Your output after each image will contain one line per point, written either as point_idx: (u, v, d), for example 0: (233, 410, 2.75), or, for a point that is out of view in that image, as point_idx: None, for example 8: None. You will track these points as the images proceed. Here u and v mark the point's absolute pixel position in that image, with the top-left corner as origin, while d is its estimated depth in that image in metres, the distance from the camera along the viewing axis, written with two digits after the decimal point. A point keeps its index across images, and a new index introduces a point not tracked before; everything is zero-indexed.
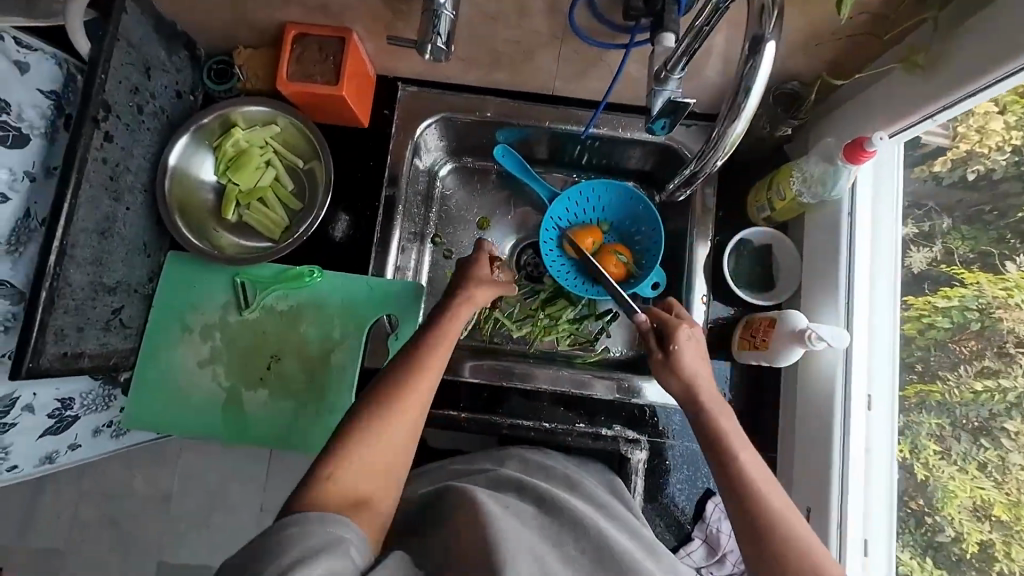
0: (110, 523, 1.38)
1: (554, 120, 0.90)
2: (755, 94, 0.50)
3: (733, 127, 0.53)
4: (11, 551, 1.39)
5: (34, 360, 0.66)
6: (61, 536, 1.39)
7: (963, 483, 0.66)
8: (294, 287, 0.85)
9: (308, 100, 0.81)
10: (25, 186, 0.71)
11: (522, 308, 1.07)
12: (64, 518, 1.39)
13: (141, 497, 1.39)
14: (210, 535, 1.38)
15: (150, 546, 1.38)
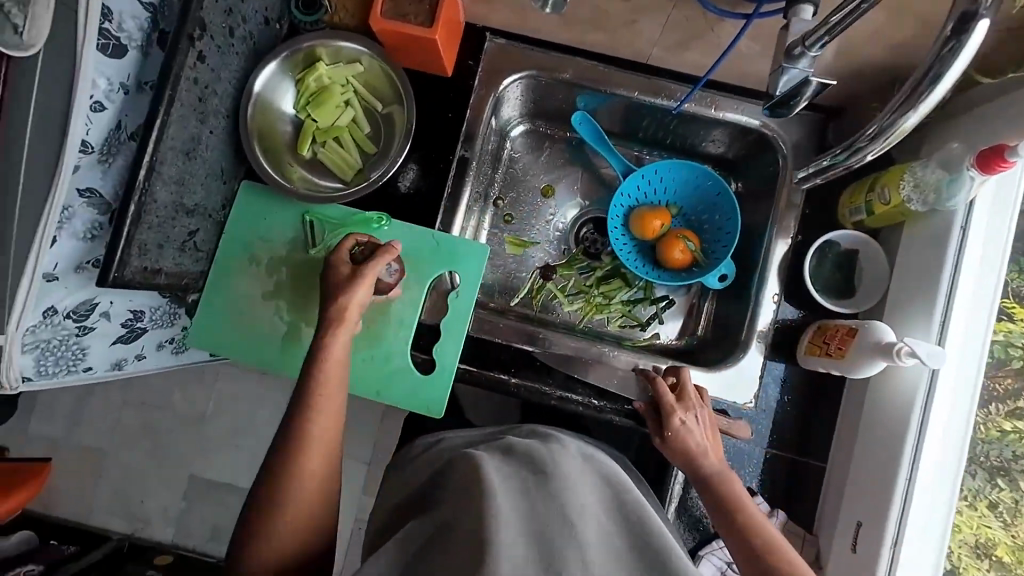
0: (150, 433, 1.47)
1: (643, 91, 0.86)
2: (943, 85, 0.49)
3: (906, 118, 0.53)
4: (58, 445, 1.49)
5: (120, 270, 0.68)
6: (104, 438, 1.49)
7: (970, 518, 0.68)
8: (361, 231, 0.85)
9: (397, 41, 0.79)
10: (120, 98, 0.71)
11: (576, 282, 1.07)
12: (108, 422, 1.48)
13: (178, 413, 1.47)
14: (238, 456, 1.46)
15: (183, 459, 1.47)
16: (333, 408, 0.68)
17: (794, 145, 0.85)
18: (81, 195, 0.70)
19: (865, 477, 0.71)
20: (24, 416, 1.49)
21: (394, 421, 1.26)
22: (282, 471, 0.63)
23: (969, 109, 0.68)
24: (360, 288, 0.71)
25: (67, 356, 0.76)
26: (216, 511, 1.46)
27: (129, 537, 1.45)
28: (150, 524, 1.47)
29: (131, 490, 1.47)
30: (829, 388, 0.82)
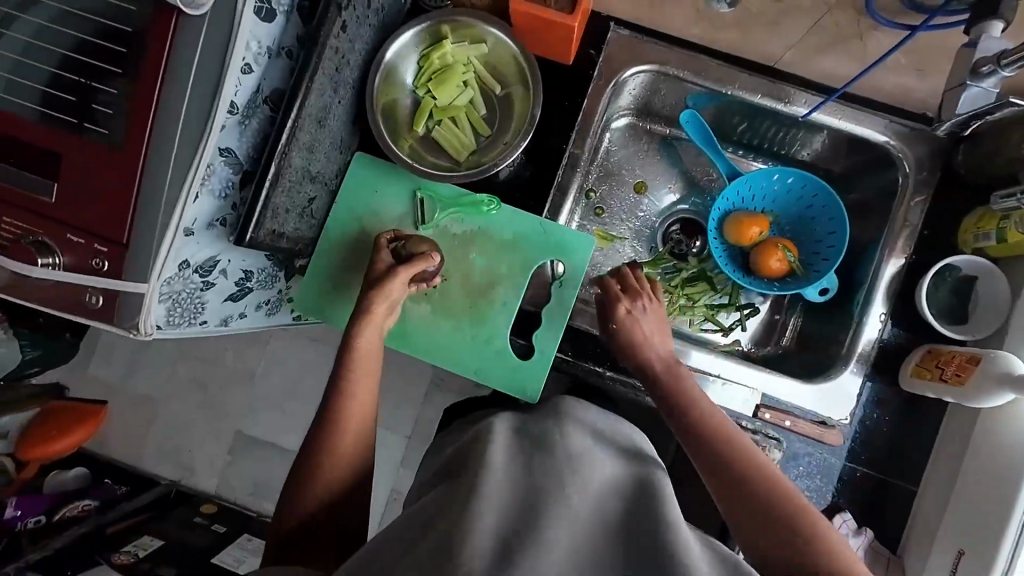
0: (200, 387, 1.53)
1: (764, 96, 0.84)
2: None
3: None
4: (115, 389, 1.55)
5: (255, 231, 0.70)
6: (160, 386, 1.54)
7: None
8: (471, 213, 0.85)
9: (531, 26, 0.78)
10: (264, 61, 0.72)
11: (662, 280, 1.05)
12: (165, 371, 1.54)
13: (232, 369, 1.52)
14: (284, 417, 1.50)
15: (233, 414, 1.51)
16: (369, 383, 0.75)
17: (917, 162, 0.82)
18: (221, 154, 0.71)
19: (970, 511, 0.70)
20: (86, 358, 1.55)
21: (444, 399, 1.28)
22: (330, 419, 0.72)
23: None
24: (392, 288, 0.76)
25: (190, 309, 0.78)
26: (260, 467, 1.49)
27: (176, 484, 1.50)
28: (196, 473, 1.52)
29: (181, 439, 1.53)
30: (924, 412, 0.82)
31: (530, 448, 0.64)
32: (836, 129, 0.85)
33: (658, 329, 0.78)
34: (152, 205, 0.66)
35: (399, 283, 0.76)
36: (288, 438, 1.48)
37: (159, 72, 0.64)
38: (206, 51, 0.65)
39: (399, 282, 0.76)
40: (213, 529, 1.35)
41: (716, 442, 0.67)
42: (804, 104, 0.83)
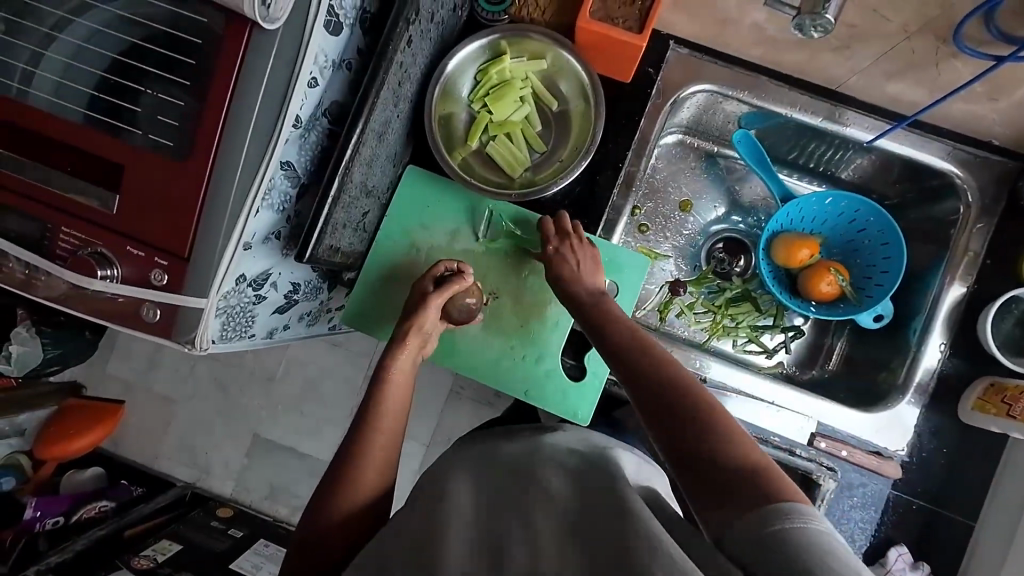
0: (218, 389, 1.51)
1: (828, 117, 0.83)
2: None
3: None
4: (133, 388, 1.53)
5: (316, 248, 0.69)
6: (179, 387, 1.53)
7: None
8: (525, 231, 0.84)
9: (595, 44, 0.77)
10: (329, 74, 0.71)
11: (703, 300, 1.04)
12: (184, 371, 1.52)
13: (251, 371, 1.50)
14: (302, 422, 1.47)
15: (251, 418, 1.50)
16: (398, 400, 0.71)
17: (979, 192, 0.81)
18: (283, 167, 0.70)
19: None
20: (104, 356, 1.54)
21: (470, 410, 1.27)
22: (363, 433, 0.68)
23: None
24: (427, 315, 0.75)
25: (241, 322, 0.76)
26: (277, 472, 1.47)
27: (191, 487, 1.48)
28: (211, 476, 1.50)
29: (198, 441, 1.51)
30: (982, 444, 0.80)
31: (505, 480, 0.60)
32: (899, 156, 0.84)
33: (592, 269, 0.75)
34: (215, 219, 0.65)
35: (433, 309, 0.76)
36: (306, 443, 1.46)
37: (228, 84, 0.63)
38: (276, 63, 0.64)
39: (433, 308, 0.76)
40: (230, 534, 1.33)
41: (635, 372, 0.60)
42: (867, 129, 0.82)
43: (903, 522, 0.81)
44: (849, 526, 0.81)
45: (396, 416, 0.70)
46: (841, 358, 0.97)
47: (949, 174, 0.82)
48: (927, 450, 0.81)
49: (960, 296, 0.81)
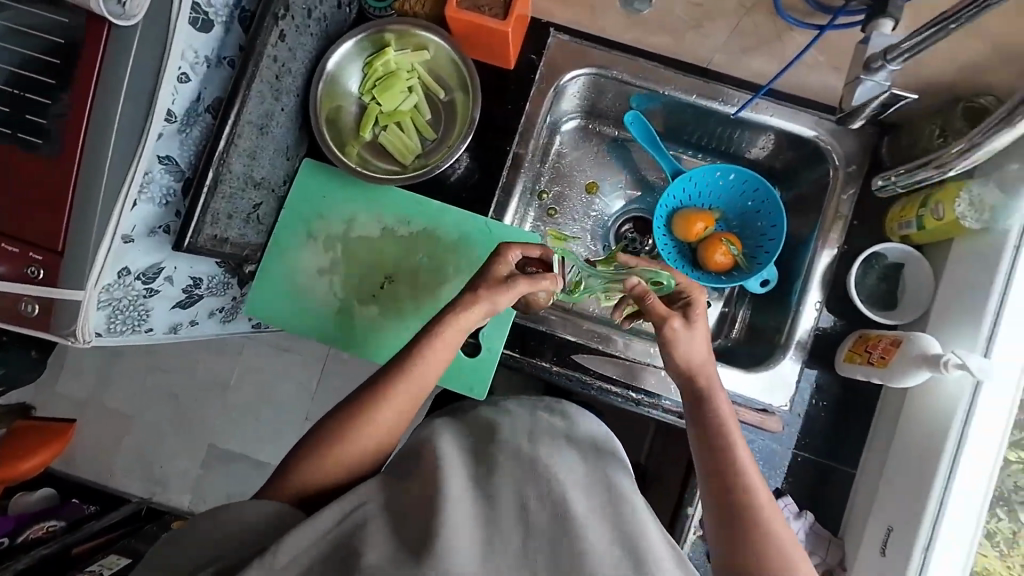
0: (171, 400, 1.51)
1: (700, 95, 0.88)
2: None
3: (1006, 131, 0.59)
4: (84, 405, 1.53)
5: (194, 237, 0.71)
6: (130, 400, 1.53)
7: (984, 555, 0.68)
8: (419, 215, 0.88)
9: (468, 32, 0.81)
10: (203, 71, 0.74)
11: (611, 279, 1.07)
12: (135, 384, 1.52)
13: (202, 380, 1.51)
14: (259, 431, 1.48)
15: (204, 426, 1.50)
16: (413, 389, 0.67)
17: (846, 157, 0.86)
18: (161, 162, 0.73)
19: (905, 488, 0.72)
20: (54, 375, 1.54)
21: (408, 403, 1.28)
22: (364, 408, 0.64)
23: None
24: (505, 292, 0.70)
25: (132, 316, 0.79)
26: (234, 479, 1.48)
27: (146, 502, 1.47)
28: (167, 488, 1.50)
29: (152, 454, 1.51)
30: (861, 395, 0.84)
31: (515, 463, 0.54)
32: (766, 125, 0.88)
33: (705, 337, 0.74)
34: (87, 213, 0.67)
35: (511, 294, 0.71)
36: (261, 450, 1.47)
37: (91, 82, 0.65)
38: (140, 60, 0.66)
39: (511, 292, 0.70)
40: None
41: (726, 448, 0.66)
42: (734, 103, 0.87)
43: (796, 478, 0.84)
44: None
45: (416, 388, 0.67)
46: (745, 324, 0.99)
47: (808, 138, 0.86)
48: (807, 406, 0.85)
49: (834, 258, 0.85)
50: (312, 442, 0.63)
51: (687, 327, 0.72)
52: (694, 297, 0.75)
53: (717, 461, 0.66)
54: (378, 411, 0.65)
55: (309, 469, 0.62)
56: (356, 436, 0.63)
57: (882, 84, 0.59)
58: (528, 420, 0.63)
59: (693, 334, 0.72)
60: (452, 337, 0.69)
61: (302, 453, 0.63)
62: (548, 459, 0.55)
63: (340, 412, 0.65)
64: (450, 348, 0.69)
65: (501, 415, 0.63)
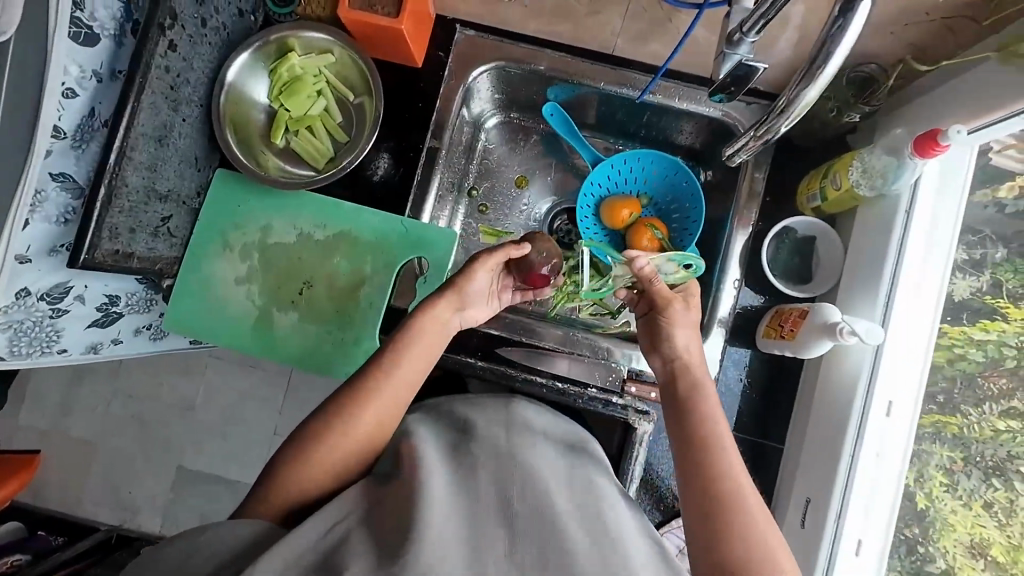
0: (136, 424, 1.43)
1: (609, 82, 0.89)
2: (836, 62, 0.44)
3: (803, 95, 0.47)
4: (47, 434, 1.46)
5: (90, 253, 0.70)
6: (97, 427, 1.44)
7: (964, 518, 0.67)
8: (334, 217, 0.88)
9: (365, 31, 0.82)
10: (93, 85, 0.73)
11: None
12: (100, 408, 1.44)
13: (165, 403, 1.43)
14: (226, 449, 1.41)
15: (172, 448, 1.42)
16: (407, 376, 0.69)
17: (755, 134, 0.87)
18: (54, 180, 0.72)
19: (818, 457, 0.73)
20: (14, 406, 1.46)
21: None
22: (346, 405, 0.65)
23: (914, 96, 0.72)
24: (476, 275, 0.75)
25: (40, 338, 0.78)
26: (203, 498, 1.41)
27: (117, 529, 1.41)
28: (137, 514, 1.43)
29: (120, 480, 1.44)
30: (786, 369, 0.84)
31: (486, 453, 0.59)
32: (674, 108, 0.90)
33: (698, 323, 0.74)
34: None
35: (484, 274, 0.76)
36: (232, 469, 1.40)
37: None
38: (20, 77, 0.67)
39: (482, 274, 0.75)
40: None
41: (713, 444, 0.63)
42: (636, 87, 0.88)
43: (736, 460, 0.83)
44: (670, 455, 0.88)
45: (399, 392, 0.67)
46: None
47: (712, 117, 0.88)
48: (734, 383, 0.84)
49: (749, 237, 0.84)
50: (289, 453, 0.63)
51: (688, 306, 0.74)
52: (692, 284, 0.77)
53: (699, 447, 0.64)
54: (359, 418, 0.64)
55: (292, 479, 0.62)
56: (337, 445, 0.63)
57: (744, 58, 0.58)
58: (502, 415, 0.68)
59: (688, 320, 0.73)
60: (433, 333, 0.72)
61: (284, 463, 0.63)
62: (520, 448, 0.61)
63: (319, 419, 0.65)
64: (432, 346, 0.71)
65: (479, 414, 0.68)
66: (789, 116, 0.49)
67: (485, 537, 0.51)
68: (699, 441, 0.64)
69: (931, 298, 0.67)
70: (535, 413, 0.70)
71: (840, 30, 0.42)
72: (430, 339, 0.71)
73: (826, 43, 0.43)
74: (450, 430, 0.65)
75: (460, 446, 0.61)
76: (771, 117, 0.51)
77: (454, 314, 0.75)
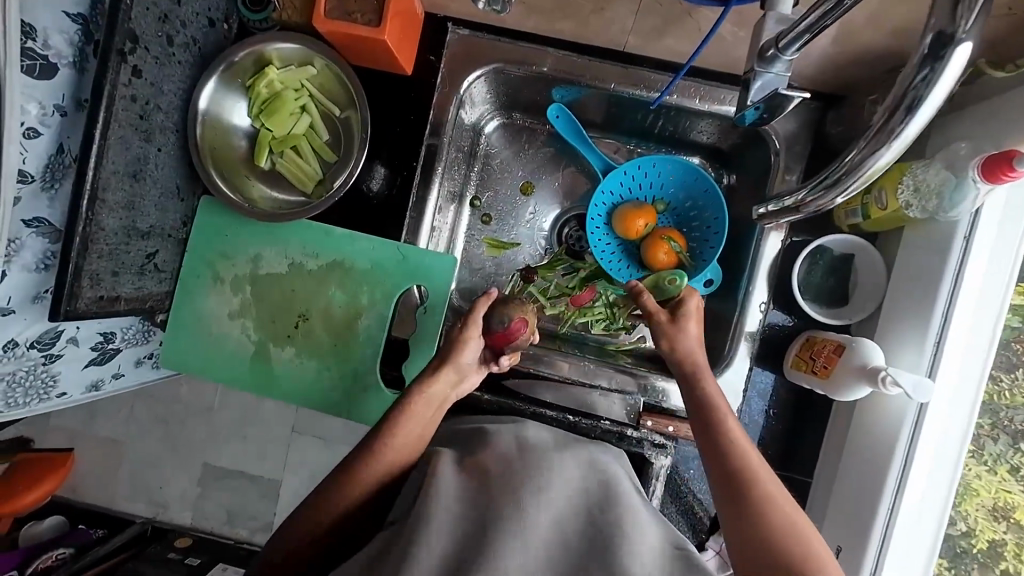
0: (161, 425, 1.20)
1: (620, 82, 0.80)
2: (919, 120, 0.39)
3: (877, 158, 0.41)
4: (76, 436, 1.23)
5: (71, 304, 0.65)
6: (114, 432, 1.22)
7: (988, 483, 0.65)
8: (326, 246, 0.83)
9: (346, 42, 0.75)
10: (57, 120, 0.68)
11: (559, 284, 0.93)
12: (119, 415, 1.21)
13: (186, 404, 1.19)
14: (248, 447, 1.18)
15: (197, 445, 1.20)
16: (404, 449, 0.67)
17: (786, 139, 0.77)
18: (28, 226, 0.67)
19: (850, 500, 0.68)
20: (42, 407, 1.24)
21: None
22: (342, 477, 0.64)
23: (970, 105, 0.63)
24: (466, 348, 0.74)
25: (37, 386, 0.76)
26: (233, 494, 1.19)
27: (152, 520, 1.21)
28: (170, 509, 1.21)
29: (149, 475, 1.22)
30: (813, 399, 0.79)
31: (496, 473, 0.58)
32: (693, 109, 0.80)
33: (698, 335, 0.71)
34: None
35: (475, 344, 0.75)
36: (256, 464, 1.18)
37: None
38: None
39: (471, 347, 0.75)
40: (186, 561, 1.07)
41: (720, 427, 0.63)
42: (650, 89, 0.79)
43: None
44: (690, 478, 0.85)
45: (407, 457, 0.67)
46: (700, 320, 0.88)
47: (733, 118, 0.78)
48: (758, 416, 0.79)
49: (784, 237, 0.76)
50: (300, 517, 0.62)
51: (672, 320, 0.71)
52: (688, 300, 0.73)
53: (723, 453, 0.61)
54: (355, 489, 0.64)
55: (294, 544, 0.61)
56: (346, 507, 0.63)
57: (780, 75, 0.54)
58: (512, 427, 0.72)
59: (681, 333, 0.70)
60: (431, 411, 0.72)
61: (289, 528, 0.62)
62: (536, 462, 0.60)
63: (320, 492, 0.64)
64: (423, 419, 0.71)
65: (493, 425, 0.73)
66: (857, 179, 0.43)
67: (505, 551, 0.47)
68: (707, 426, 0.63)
69: (984, 336, 0.61)
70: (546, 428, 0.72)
71: (927, 83, 0.38)
72: (428, 417, 0.71)
73: (908, 95, 0.39)
74: (463, 443, 0.69)
75: (472, 456, 0.64)
76: (831, 182, 0.45)
77: (452, 388, 0.74)
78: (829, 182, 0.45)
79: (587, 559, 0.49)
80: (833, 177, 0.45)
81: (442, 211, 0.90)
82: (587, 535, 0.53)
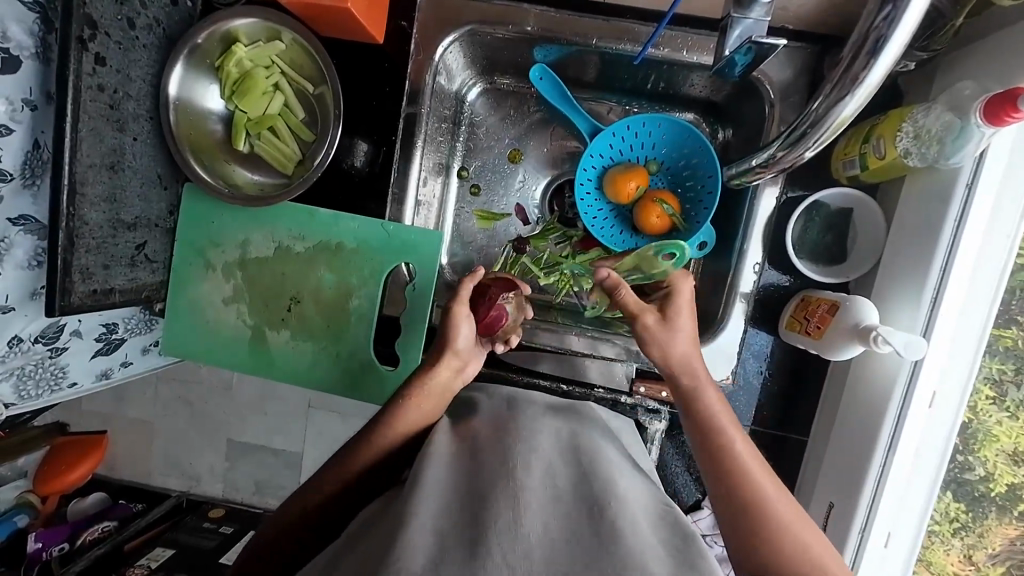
0: (183, 406, 1.24)
1: (603, 36, 0.76)
2: (880, 67, 0.41)
3: (841, 107, 0.44)
4: (105, 421, 1.28)
5: (64, 299, 0.66)
6: (141, 416, 1.26)
7: (1009, 429, 0.62)
8: (312, 228, 0.84)
9: (314, 11, 0.73)
10: (28, 116, 0.67)
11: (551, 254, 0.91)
12: (144, 400, 1.26)
13: (204, 386, 1.22)
14: (269, 423, 1.21)
15: (216, 423, 1.23)
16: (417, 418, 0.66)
17: (781, 88, 0.72)
18: (15, 224, 0.68)
19: (843, 457, 0.69)
20: None
21: None
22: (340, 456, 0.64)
23: (978, 41, 0.59)
24: (460, 331, 0.71)
25: (47, 378, 0.79)
26: (257, 466, 1.23)
27: (186, 492, 1.27)
28: (202, 483, 1.26)
29: (179, 452, 1.26)
30: (814, 357, 0.78)
31: (488, 438, 0.58)
32: (681, 62, 0.75)
33: (690, 331, 0.66)
34: None
35: (467, 327, 0.71)
36: (277, 439, 1.21)
37: None
38: None
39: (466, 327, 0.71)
40: (220, 530, 1.15)
41: (719, 438, 0.60)
42: (634, 43, 0.75)
43: None
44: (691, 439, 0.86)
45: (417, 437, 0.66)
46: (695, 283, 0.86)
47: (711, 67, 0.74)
48: (753, 377, 0.79)
49: (777, 194, 0.73)
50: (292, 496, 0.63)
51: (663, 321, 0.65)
52: (680, 288, 0.68)
53: (705, 429, 0.61)
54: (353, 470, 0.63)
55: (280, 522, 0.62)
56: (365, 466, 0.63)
57: (758, 21, 0.55)
58: (502, 394, 0.72)
59: (670, 336, 0.65)
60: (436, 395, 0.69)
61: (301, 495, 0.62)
62: (524, 425, 0.60)
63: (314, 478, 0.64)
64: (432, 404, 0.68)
65: (482, 394, 0.73)
66: (825, 130, 0.47)
67: (489, 506, 0.47)
68: (709, 449, 0.60)
69: (988, 287, 0.58)
70: (539, 396, 0.72)
71: (888, 21, 0.39)
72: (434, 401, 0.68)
73: (871, 34, 0.41)
74: (455, 409, 0.69)
75: (464, 424, 0.64)
76: (801, 135, 0.50)
77: (458, 375, 0.71)
78: (798, 136, 0.50)
79: (575, 515, 0.49)
80: (802, 131, 0.49)
81: (427, 182, 0.87)
82: (576, 485, 0.52)
